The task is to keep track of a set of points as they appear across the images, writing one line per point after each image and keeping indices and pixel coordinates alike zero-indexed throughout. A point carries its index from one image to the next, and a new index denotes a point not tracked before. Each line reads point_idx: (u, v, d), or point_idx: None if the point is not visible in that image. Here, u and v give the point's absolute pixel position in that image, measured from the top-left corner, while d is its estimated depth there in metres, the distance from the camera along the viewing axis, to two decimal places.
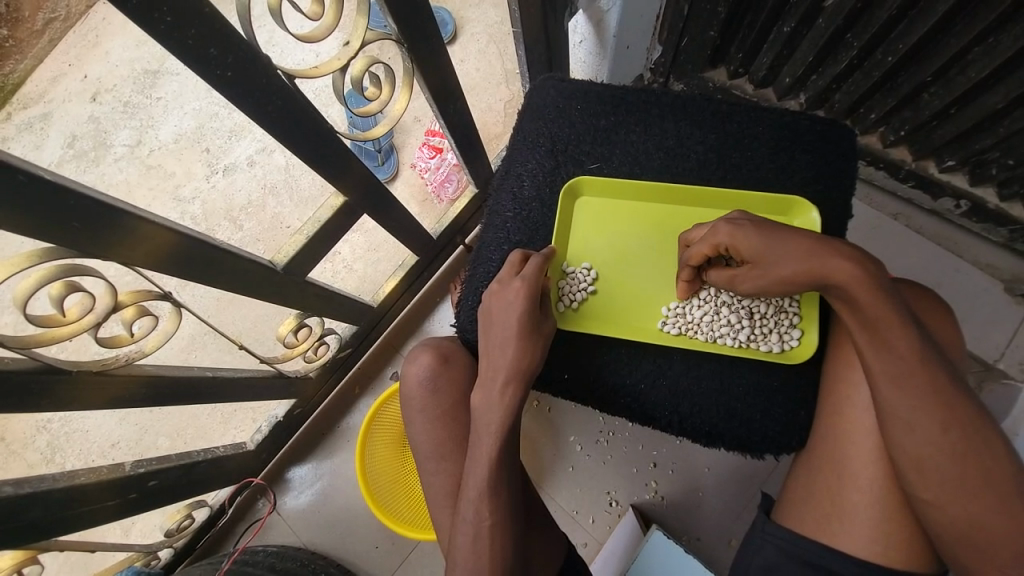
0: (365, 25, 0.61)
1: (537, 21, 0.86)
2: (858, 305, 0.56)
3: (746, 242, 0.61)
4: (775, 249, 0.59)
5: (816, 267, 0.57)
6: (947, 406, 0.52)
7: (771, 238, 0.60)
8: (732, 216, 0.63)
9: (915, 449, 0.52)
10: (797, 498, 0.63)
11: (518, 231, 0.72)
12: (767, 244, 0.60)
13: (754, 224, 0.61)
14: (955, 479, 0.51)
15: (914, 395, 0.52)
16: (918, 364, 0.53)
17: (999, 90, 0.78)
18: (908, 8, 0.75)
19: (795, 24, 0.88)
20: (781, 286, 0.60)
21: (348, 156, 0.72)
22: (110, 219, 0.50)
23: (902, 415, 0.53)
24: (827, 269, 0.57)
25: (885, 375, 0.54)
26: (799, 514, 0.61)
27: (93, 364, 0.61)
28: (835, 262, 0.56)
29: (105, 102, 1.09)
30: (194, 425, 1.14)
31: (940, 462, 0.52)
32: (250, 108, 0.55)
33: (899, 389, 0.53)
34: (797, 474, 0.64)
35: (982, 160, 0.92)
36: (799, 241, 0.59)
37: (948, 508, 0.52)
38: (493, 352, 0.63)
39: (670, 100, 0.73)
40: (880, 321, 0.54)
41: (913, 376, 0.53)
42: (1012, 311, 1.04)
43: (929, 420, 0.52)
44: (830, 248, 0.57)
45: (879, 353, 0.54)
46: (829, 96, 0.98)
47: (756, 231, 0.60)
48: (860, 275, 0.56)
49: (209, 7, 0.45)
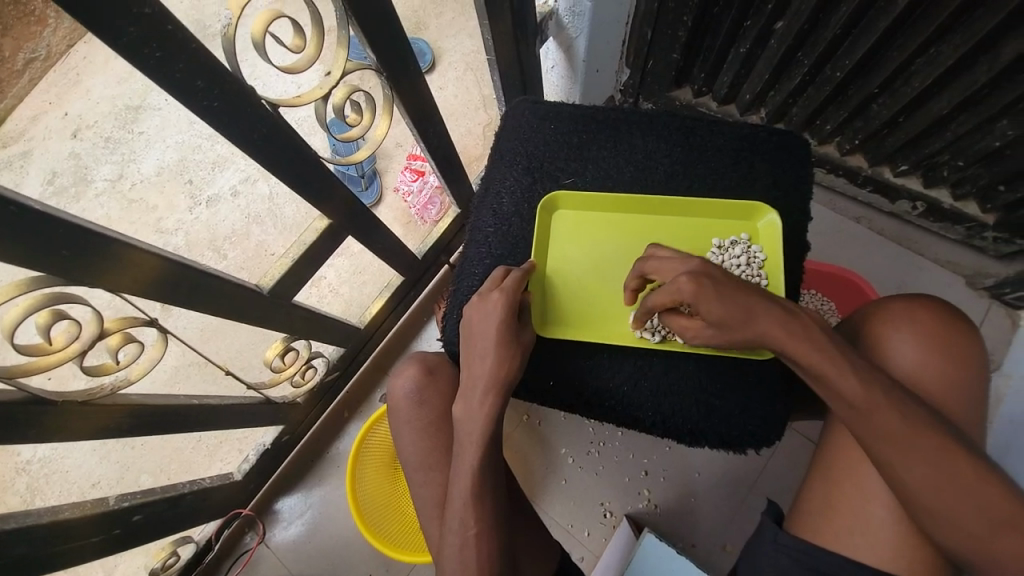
0: (345, 56, 0.65)
1: (510, 49, 0.91)
2: (805, 364, 0.58)
3: (708, 304, 0.60)
4: (732, 311, 0.60)
5: (758, 328, 0.59)
6: (930, 436, 0.53)
7: (727, 300, 0.60)
8: (697, 270, 0.61)
9: (913, 481, 0.53)
10: (810, 507, 0.65)
11: (498, 245, 0.75)
12: (721, 306, 0.60)
13: (715, 287, 0.60)
14: (957, 500, 0.52)
15: (891, 438, 0.54)
16: (886, 404, 0.54)
17: (943, 98, 0.84)
18: (852, 27, 0.82)
19: (750, 46, 0.95)
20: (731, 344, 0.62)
21: (331, 180, 0.74)
22: (99, 247, 0.51)
23: (886, 453, 0.54)
24: (765, 331, 0.59)
25: (868, 424, 0.55)
26: (808, 521, 0.65)
27: (78, 394, 0.61)
28: (769, 326, 0.59)
29: (85, 138, 1.08)
30: (179, 459, 1.12)
31: (938, 488, 0.53)
32: (237, 136, 0.57)
33: (878, 431, 0.54)
34: (814, 483, 0.67)
35: (933, 163, 0.98)
36: (741, 306, 0.59)
37: (953, 527, 0.53)
38: (474, 362, 0.64)
39: (637, 117, 0.77)
40: (830, 374, 0.56)
41: (881, 416, 0.54)
42: (974, 304, 1.09)
43: (919, 455, 0.53)
44: (766, 310, 0.59)
45: (848, 410, 0.56)
46: (787, 111, 1.05)
47: (701, 294, 0.60)
48: (795, 334, 0.58)
49: (197, 44, 0.47)
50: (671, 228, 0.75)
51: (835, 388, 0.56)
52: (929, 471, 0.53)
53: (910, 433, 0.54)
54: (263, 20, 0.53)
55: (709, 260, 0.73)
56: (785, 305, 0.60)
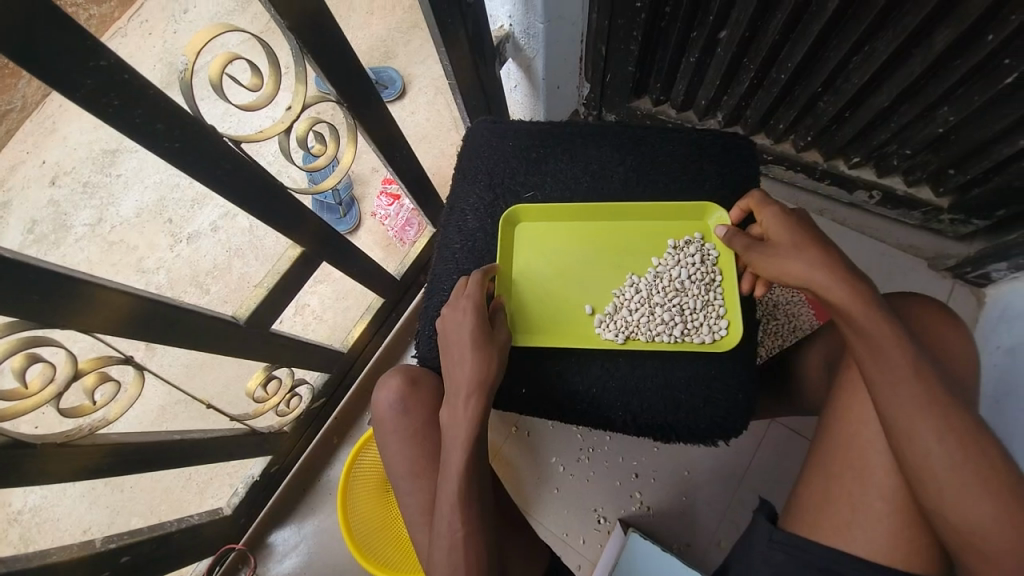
0: (304, 91, 0.67)
1: (471, 72, 0.95)
2: (854, 321, 0.58)
3: (782, 227, 0.66)
4: (799, 244, 0.64)
5: (815, 272, 0.62)
6: (952, 414, 0.53)
7: (808, 238, 0.64)
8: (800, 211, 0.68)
9: (929, 458, 0.52)
10: (808, 501, 0.65)
11: (466, 260, 0.77)
12: (792, 235, 0.65)
13: (800, 220, 0.66)
14: (969, 484, 0.51)
15: (914, 399, 0.53)
16: (915, 373, 0.54)
17: (882, 92, 0.88)
18: (789, 32, 0.87)
19: (699, 55, 1.00)
20: (779, 271, 0.65)
21: (300, 210, 0.76)
22: (70, 289, 0.52)
23: (909, 426, 0.53)
24: (825, 278, 0.61)
25: (896, 391, 0.54)
26: (804, 516, 0.64)
27: (57, 437, 0.62)
28: (829, 274, 0.61)
29: (63, 185, 1.11)
30: (168, 499, 1.11)
31: (953, 469, 0.51)
32: (202, 173, 0.59)
33: (903, 400, 0.54)
34: (813, 479, 0.66)
35: (883, 153, 1.02)
36: (819, 249, 0.63)
37: (963, 512, 0.51)
38: (454, 367, 0.66)
39: (591, 129, 0.80)
40: (875, 334, 0.56)
41: (910, 385, 0.54)
42: (938, 285, 1.13)
43: (936, 431, 0.52)
44: (832, 256, 0.62)
45: (880, 371, 0.56)
46: (741, 113, 1.10)
47: (796, 222, 0.66)
48: (848, 290, 0.59)
49: (155, 89, 0.50)
50: (627, 232, 0.79)
51: (875, 346, 0.56)
52: (945, 450, 0.52)
53: (932, 407, 0.53)
54: (220, 64, 0.56)
55: (666, 261, 0.77)
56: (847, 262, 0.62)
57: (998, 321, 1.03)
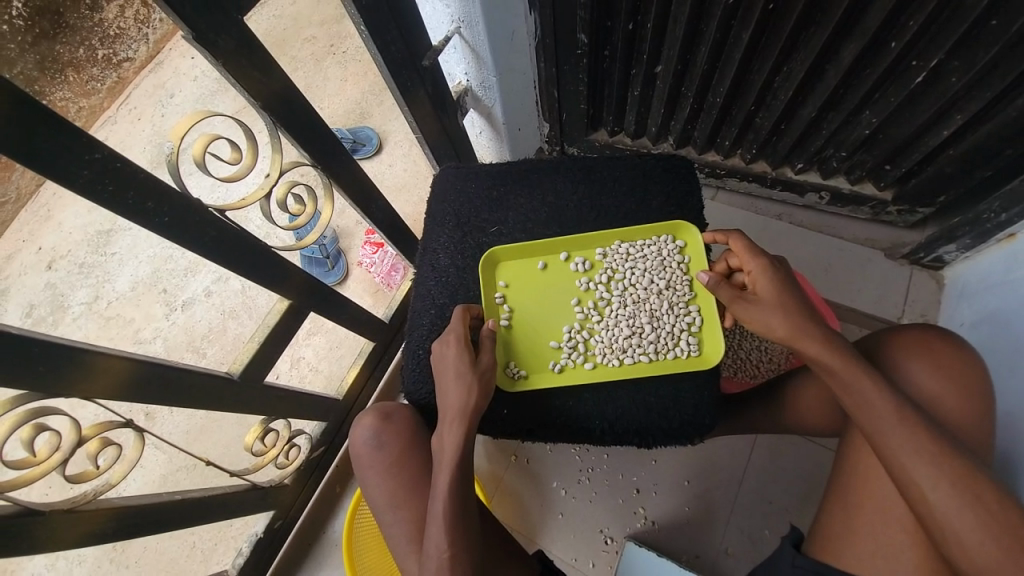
0: (280, 159, 0.74)
1: (434, 124, 1.03)
2: (838, 376, 0.62)
3: (767, 285, 0.71)
4: (784, 301, 0.68)
5: (799, 331, 0.66)
6: (944, 454, 0.56)
7: (791, 298, 0.69)
8: (779, 265, 0.72)
9: (930, 499, 0.55)
10: (830, 531, 0.67)
11: (441, 295, 0.83)
12: (778, 294, 0.69)
13: (782, 280, 0.71)
14: (970, 521, 0.54)
15: (908, 443, 0.57)
16: (904, 418, 0.58)
17: (809, 104, 0.96)
18: (715, 61, 0.96)
19: (641, 88, 1.09)
20: (765, 323, 0.69)
21: (285, 265, 0.81)
22: (73, 359, 0.57)
23: (905, 469, 0.57)
24: (809, 338, 0.65)
25: (889, 438, 0.58)
26: (823, 541, 0.68)
27: (64, 503, 0.64)
28: (812, 334, 0.65)
29: (60, 268, 1.18)
30: (173, 569, 1.10)
31: (953, 508, 0.54)
32: (189, 241, 0.64)
33: (896, 446, 0.58)
34: (832, 508, 0.69)
35: (823, 157, 1.10)
36: (802, 309, 0.67)
37: (971, 550, 0.53)
38: (442, 399, 0.70)
39: (544, 165, 0.87)
40: (859, 387, 0.61)
41: (900, 430, 0.58)
42: (900, 272, 1.18)
43: (935, 474, 0.56)
44: (814, 318, 0.66)
45: (873, 422, 0.59)
46: (690, 134, 1.19)
47: (775, 278, 0.71)
48: (832, 350, 0.63)
49: (144, 172, 0.56)
50: (598, 258, 0.84)
51: (862, 399, 0.60)
52: (943, 490, 0.55)
53: (925, 450, 0.57)
54: (202, 144, 0.63)
55: (634, 276, 0.82)
56: (826, 324, 0.67)
57: (959, 300, 1.08)
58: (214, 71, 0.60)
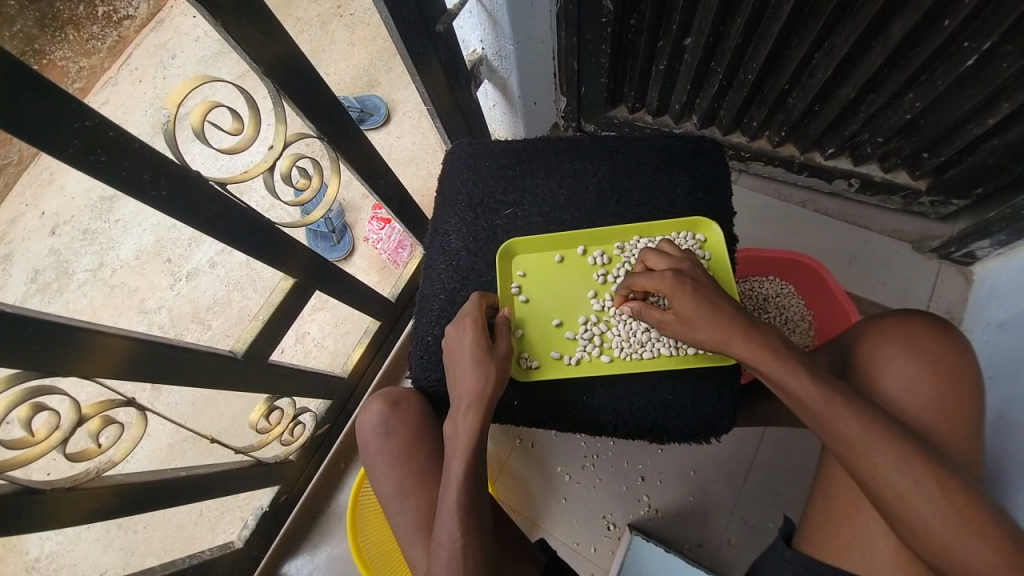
0: (284, 130, 0.70)
1: (447, 95, 0.97)
2: (771, 379, 0.60)
3: (681, 300, 0.65)
4: (701, 317, 0.64)
5: (725, 340, 0.63)
6: (903, 447, 0.54)
7: (709, 309, 0.64)
8: (686, 274, 0.67)
9: (892, 494, 0.53)
10: (817, 526, 0.66)
11: (450, 279, 0.80)
12: (693, 308, 0.65)
13: (693, 290, 0.65)
14: (938, 516, 0.52)
15: (862, 438, 0.55)
16: (853, 414, 0.56)
17: (848, 85, 0.90)
18: (750, 35, 0.90)
19: (667, 63, 1.03)
20: (691, 340, 0.66)
21: (290, 242, 0.78)
22: (69, 338, 0.55)
23: (863, 465, 0.55)
24: (736, 347, 0.62)
25: (836, 435, 0.56)
26: (813, 540, 0.66)
27: (65, 481, 0.63)
28: (741, 342, 0.62)
29: (63, 234, 1.15)
30: (181, 537, 1.12)
31: (919, 504, 0.52)
32: (189, 216, 0.61)
33: (849, 441, 0.56)
34: (822, 507, 0.67)
35: (857, 143, 1.04)
36: (721, 318, 0.63)
37: (939, 545, 0.51)
38: (454, 385, 0.68)
39: (563, 144, 0.82)
40: (795, 387, 0.59)
41: (851, 428, 0.56)
42: (926, 266, 1.14)
43: (898, 469, 0.53)
44: (737, 325, 0.63)
45: (818, 420, 0.57)
46: (715, 113, 1.13)
47: (687, 290, 0.65)
48: (767, 350, 0.61)
49: (139, 142, 0.52)
50: (619, 248, 0.80)
51: (799, 401, 0.58)
52: (907, 486, 0.53)
53: (882, 444, 0.54)
54: (200, 111, 0.59)
55: None
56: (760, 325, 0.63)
57: (988, 298, 1.03)
58: (213, 32, 0.56)
